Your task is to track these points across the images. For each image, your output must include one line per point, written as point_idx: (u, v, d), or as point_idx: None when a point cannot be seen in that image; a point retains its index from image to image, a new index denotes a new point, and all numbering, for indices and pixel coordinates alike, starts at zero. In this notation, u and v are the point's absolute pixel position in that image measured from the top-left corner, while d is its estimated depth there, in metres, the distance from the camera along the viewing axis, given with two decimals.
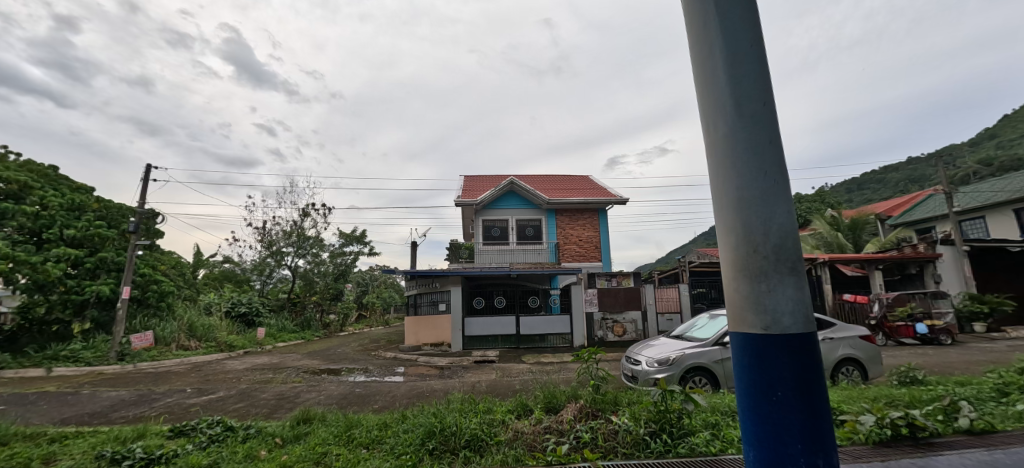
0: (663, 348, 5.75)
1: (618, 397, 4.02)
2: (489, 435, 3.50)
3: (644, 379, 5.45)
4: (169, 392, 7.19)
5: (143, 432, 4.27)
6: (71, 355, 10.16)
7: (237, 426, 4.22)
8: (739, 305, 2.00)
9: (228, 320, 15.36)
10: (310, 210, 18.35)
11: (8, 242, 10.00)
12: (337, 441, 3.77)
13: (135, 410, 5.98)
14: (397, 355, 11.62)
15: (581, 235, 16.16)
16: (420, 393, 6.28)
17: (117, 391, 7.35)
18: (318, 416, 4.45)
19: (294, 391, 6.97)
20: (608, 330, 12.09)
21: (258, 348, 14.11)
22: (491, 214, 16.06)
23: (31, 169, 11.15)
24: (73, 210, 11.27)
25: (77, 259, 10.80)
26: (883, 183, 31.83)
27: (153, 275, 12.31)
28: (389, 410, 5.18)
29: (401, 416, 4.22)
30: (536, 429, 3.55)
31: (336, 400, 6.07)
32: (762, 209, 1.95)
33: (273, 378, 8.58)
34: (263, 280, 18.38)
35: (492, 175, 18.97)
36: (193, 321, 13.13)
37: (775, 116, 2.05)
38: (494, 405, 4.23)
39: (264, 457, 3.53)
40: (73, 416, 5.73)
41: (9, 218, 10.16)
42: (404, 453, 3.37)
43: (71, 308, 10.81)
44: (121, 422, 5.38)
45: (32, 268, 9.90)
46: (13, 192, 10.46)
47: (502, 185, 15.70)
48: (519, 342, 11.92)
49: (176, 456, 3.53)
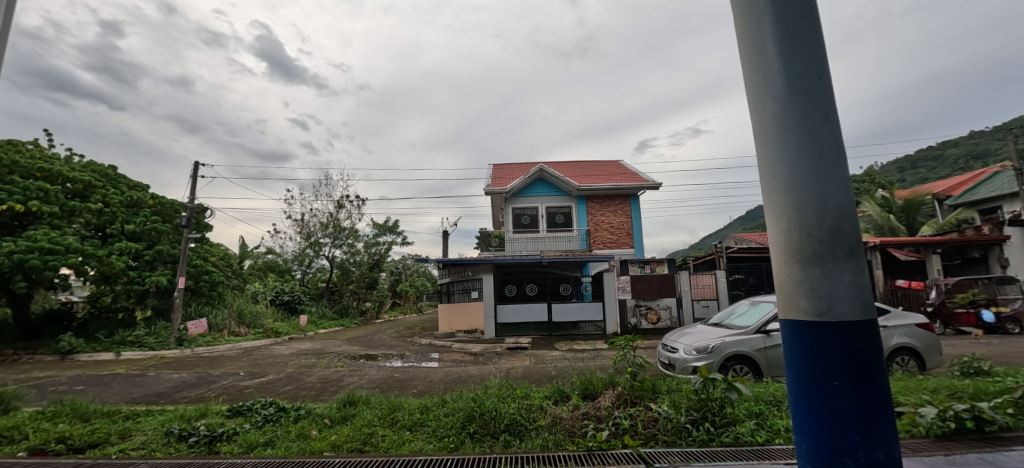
0: (701, 336, 5.61)
1: (657, 385, 3.94)
2: (528, 420, 3.53)
3: (683, 367, 5.31)
4: (224, 375, 7.71)
5: (204, 411, 4.59)
6: (137, 340, 11.02)
7: (289, 407, 4.47)
8: (791, 292, 1.92)
9: (273, 308, 16.27)
10: (345, 202, 18.88)
11: (77, 237, 10.77)
12: (381, 422, 3.92)
13: (195, 391, 6.45)
14: (432, 342, 11.90)
15: (613, 221, 15.94)
16: (456, 378, 6.44)
17: (178, 374, 7.97)
18: (363, 399, 4.64)
19: (337, 374, 7.34)
20: (641, 317, 11.99)
21: (301, 335, 14.82)
22: (520, 201, 16.03)
23: (94, 169, 12.03)
24: (131, 206, 12.08)
25: (136, 252, 11.62)
26: (940, 159, 29.70)
27: (205, 267, 13.07)
28: (429, 395, 5.37)
29: (441, 400, 4.34)
30: (574, 415, 3.58)
31: (378, 384, 6.33)
32: (815, 189, 1.86)
33: (317, 362, 9.06)
34: (303, 270, 19.12)
35: (520, 164, 18.88)
36: (242, 309, 13.98)
37: (831, 92, 1.94)
38: (531, 391, 4.27)
39: (315, 436, 3.74)
40: (142, 395, 6.26)
41: (77, 216, 10.99)
42: (446, 436, 3.47)
43: (134, 297, 11.70)
44: (184, 402, 5.83)
45: (98, 261, 10.69)
46: (79, 191, 11.35)
47: (531, 173, 15.63)
48: (551, 328, 12.01)
49: (236, 433, 3.80)
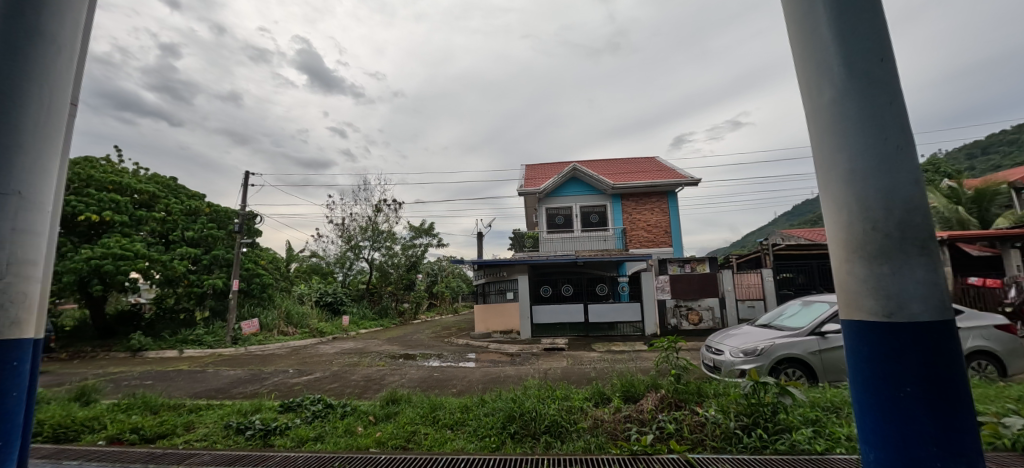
0: (748, 338, 5.36)
1: (702, 389, 3.82)
2: (569, 421, 3.50)
3: (729, 370, 5.09)
4: (275, 372, 8.14)
5: (259, 406, 4.86)
6: (197, 339, 11.83)
7: (335, 404, 4.65)
8: (854, 291, 1.79)
9: (318, 309, 17.01)
10: (382, 206, 19.45)
11: (145, 243, 11.70)
12: (423, 421, 4.00)
13: (249, 387, 6.84)
14: (469, 342, 12.04)
15: (649, 219, 15.54)
16: (494, 378, 6.48)
17: (235, 370, 8.48)
18: (405, 397, 4.75)
19: (379, 373, 7.57)
20: (682, 318, 11.60)
21: (344, 335, 15.41)
22: (554, 201, 15.94)
23: (158, 181, 13.03)
24: (190, 214, 13.00)
25: (195, 257, 12.48)
26: (1016, 144, 26.99)
27: (256, 269, 13.86)
28: (468, 394, 5.41)
29: (481, 399, 4.37)
30: (616, 417, 3.51)
31: (418, 383, 6.48)
32: (880, 179, 1.73)
33: (359, 361, 9.39)
34: (344, 272, 19.88)
35: (553, 163, 18.77)
36: (290, 310, 14.69)
37: (895, 74, 1.80)
38: (570, 392, 4.23)
39: (361, 432, 3.87)
40: (203, 390, 6.71)
41: (144, 224, 11.94)
42: (487, 435, 3.49)
43: (194, 298, 12.57)
44: (240, 397, 6.21)
45: (163, 266, 11.55)
46: (145, 202, 12.32)
47: (564, 172, 15.50)
48: (587, 329, 11.91)
49: (288, 428, 3.99)
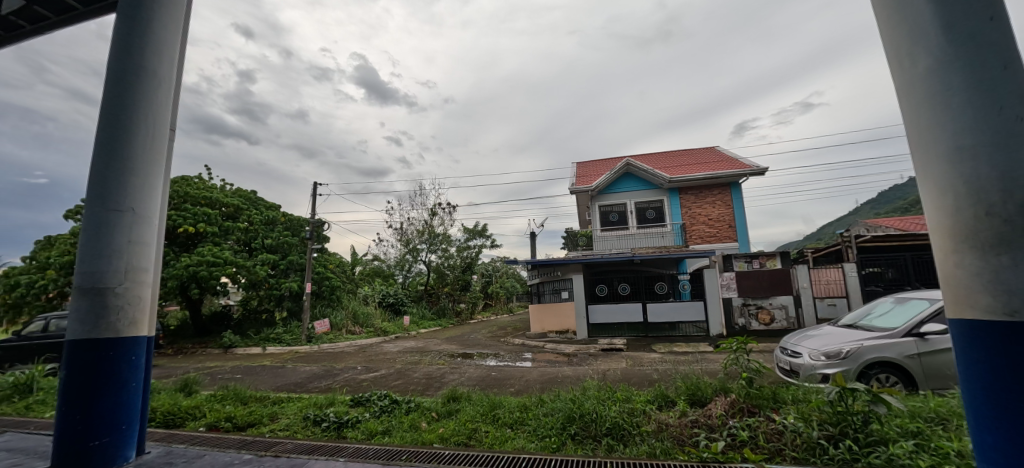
0: (829, 339, 4.89)
1: (778, 394, 3.55)
2: (632, 425, 3.39)
3: (808, 375, 4.66)
4: (345, 369, 8.69)
5: (332, 399, 5.20)
6: (277, 337, 12.94)
7: (400, 400, 4.87)
8: (966, 279, 1.66)
9: (381, 309, 17.94)
10: (438, 210, 20.10)
11: (232, 251, 13.01)
12: (483, 419, 4.07)
13: (323, 382, 7.36)
14: (525, 342, 12.09)
15: (711, 213, 14.71)
16: (551, 378, 6.46)
17: (310, 367, 9.16)
18: (465, 396, 4.86)
19: (440, 371, 7.82)
20: (751, 317, 10.84)
21: (405, 334, 16.12)
22: (607, 198, 15.58)
23: (241, 194, 14.42)
24: (269, 223, 14.27)
25: (274, 262, 13.64)
26: None
27: (325, 273, 14.88)
28: (526, 394, 5.43)
29: (539, 399, 4.36)
30: (682, 422, 3.35)
31: (476, 381, 6.62)
32: (996, 156, 1.60)
33: (421, 359, 9.77)
34: (404, 274, 20.78)
35: (605, 160, 18.36)
36: (356, 310, 15.61)
37: (1007, 44, 1.68)
38: (632, 394, 4.10)
39: (425, 427, 4.02)
40: (284, 384, 7.32)
41: (231, 233, 13.26)
42: (547, 435, 3.48)
43: (274, 300, 13.76)
44: (315, 391, 6.70)
45: (247, 271, 12.74)
46: (231, 214, 13.69)
47: (617, 168, 15.09)
48: (647, 330, 11.51)
49: (359, 421, 4.24)
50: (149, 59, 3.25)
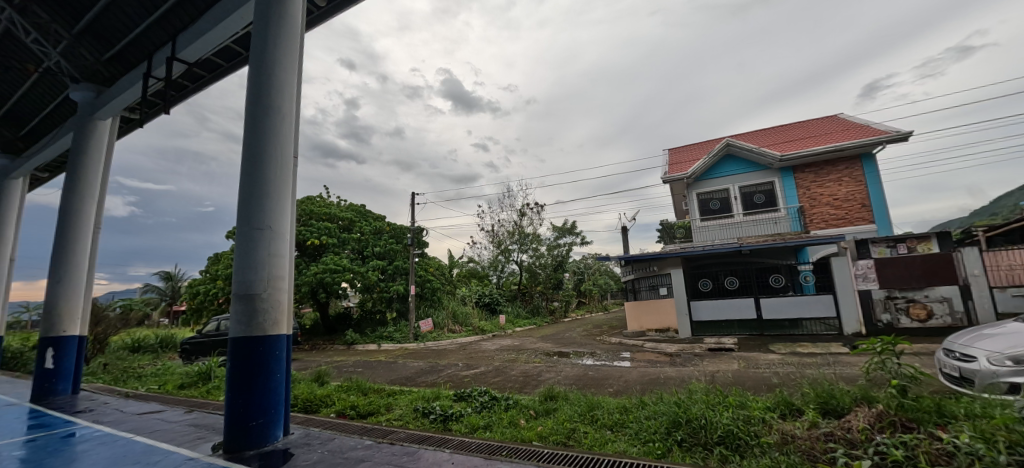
0: (1016, 339, 3.89)
1: (943, 406, 2.92)
2: (749, 434, 3.05)
3: (986, 384, 3.79)
4: (448, 365, 9.23)
5: (437, 393, 5.55)
6: (389, 335, 14.25)
7: (500, 396, 5.00)
8: None
9: (478, 309, 18.74)
10: (526, 210, 20.38)
11: (350, 259, 14.66)
12: (582, 419, 3.99)
13: (429, 378, 7.89)
14: (622, 340, 11.65)
15: (837, 192, 12.71)
16: (652, 379, 6.12)
17: (417, 363, 9.90)
18: (562, 395, 4.83)
19: (536, 370, 7.89)
20: (899, 313, 9.16)
21: (502, 332, 16.64)
22: (706, 185, 14.33)
23: (353, 208, 16.18)
24: (377, 233, 15.83)
25: (383, 267, 15.05)
26: None
27: (427, 276, 16.00)
28: (626, 394, 5.23)
29: (641, 401, 4.15)
30: (812, 434, 2.92)
31: (573, 381, 6.54)
32: None
33: (517, 358, 9.98)
34: (498, 274, 21.45)
35: (701, 143, 16.94)
36: (455, 310, 16.51)
37: None
38: (747, 399, 3.68)
39: (524, 424, 4.07)
40: (396, 378, 8.01)
41: (347, 244, 14.94)
42: (650, 440, 3.29)
43: (385, 302, 15.18)
44: (423, 385, 7.22)
45: (362, 276, 14.24)
46: (346, 226, 15.44)
47: (715, 150, 13.79)
48: (762, 328, 10.30)
49: (462, 415, 4.45)
50: (271, 99, 3.81)
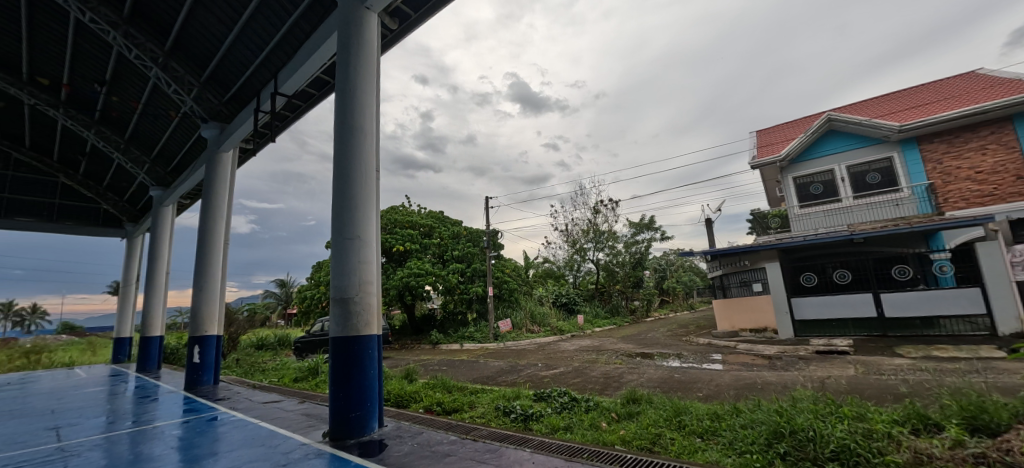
0: None
1: None
2: (870, 451, 2.65)
3: None
4: (527, 365, 9.30)
5: (518, 393, 5.61)
6: (471, 335, 14.78)
7: (579, 398, 4.91)
8: None
9: (556, 309, 18.68)
10: (600, 207, 19.88)
11: (431, 262, 15.49)
12: (668, 425, 3.78)
13: (510, 377, 8.02)
14: (711, 341, 10.83)
15: (980, 164, 10.58)
16: (749, 384, 5.60)
17: (498, 362, 10.12)
18: (646, 398, 4.61)
19: (617, 371, 7.63)
20: None
21: (581, 332, 16.39)
22: (804, 168, 12.75)
23: (432, 215, 17.06)
24: (455, 237, 16.53)
25: (462, 270, 15.67)
26: None
27: (504, 277, 16.33)
28: (718, 400, 4.84)
29: (735, 408, 3.81)
30: (956, 456, 2.46)
31: (658, 383, 6.22)
32: None
33: (597, 358, 9.76)
34: (574, 274, 21.19)
35: (796, 121, 15.18)
36: (533, 310, 16.63)
37: None
38: (867, 410, 3.19)
39: (605, 427, 3.96)
40: (478, 377, 8.26)
41: (428, 249, 15.78)
42: (747, 451, 2.99)
43: (465, 303, 15.78)
44: (504, 384, 7.37)
45: (443, 279, 14.96)
46: (427, 232, 16.33)
47: (813, 128, 12.24)
48: (884, 328, 8.97)
49: (542, 415, 4.45)
50: (356, 120, 4.17)
